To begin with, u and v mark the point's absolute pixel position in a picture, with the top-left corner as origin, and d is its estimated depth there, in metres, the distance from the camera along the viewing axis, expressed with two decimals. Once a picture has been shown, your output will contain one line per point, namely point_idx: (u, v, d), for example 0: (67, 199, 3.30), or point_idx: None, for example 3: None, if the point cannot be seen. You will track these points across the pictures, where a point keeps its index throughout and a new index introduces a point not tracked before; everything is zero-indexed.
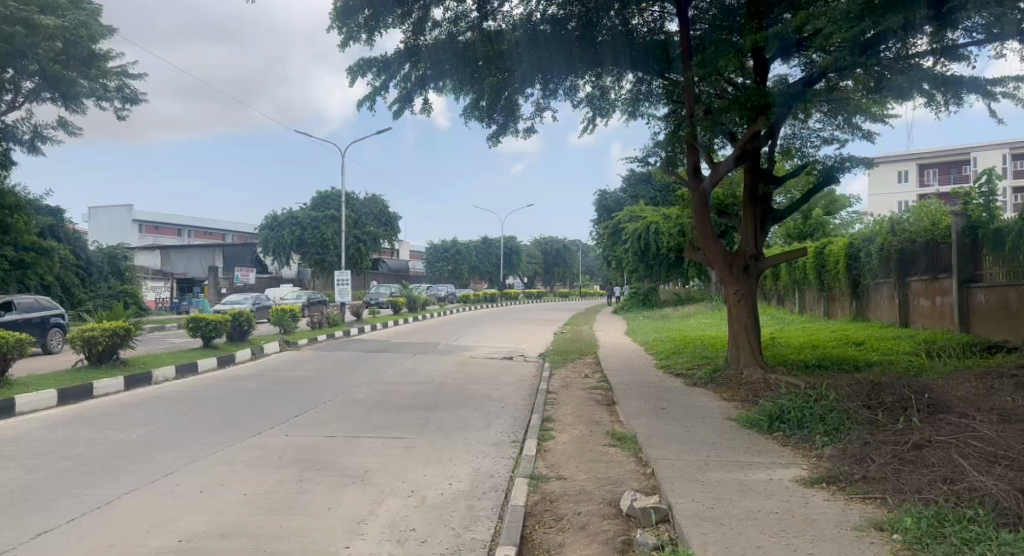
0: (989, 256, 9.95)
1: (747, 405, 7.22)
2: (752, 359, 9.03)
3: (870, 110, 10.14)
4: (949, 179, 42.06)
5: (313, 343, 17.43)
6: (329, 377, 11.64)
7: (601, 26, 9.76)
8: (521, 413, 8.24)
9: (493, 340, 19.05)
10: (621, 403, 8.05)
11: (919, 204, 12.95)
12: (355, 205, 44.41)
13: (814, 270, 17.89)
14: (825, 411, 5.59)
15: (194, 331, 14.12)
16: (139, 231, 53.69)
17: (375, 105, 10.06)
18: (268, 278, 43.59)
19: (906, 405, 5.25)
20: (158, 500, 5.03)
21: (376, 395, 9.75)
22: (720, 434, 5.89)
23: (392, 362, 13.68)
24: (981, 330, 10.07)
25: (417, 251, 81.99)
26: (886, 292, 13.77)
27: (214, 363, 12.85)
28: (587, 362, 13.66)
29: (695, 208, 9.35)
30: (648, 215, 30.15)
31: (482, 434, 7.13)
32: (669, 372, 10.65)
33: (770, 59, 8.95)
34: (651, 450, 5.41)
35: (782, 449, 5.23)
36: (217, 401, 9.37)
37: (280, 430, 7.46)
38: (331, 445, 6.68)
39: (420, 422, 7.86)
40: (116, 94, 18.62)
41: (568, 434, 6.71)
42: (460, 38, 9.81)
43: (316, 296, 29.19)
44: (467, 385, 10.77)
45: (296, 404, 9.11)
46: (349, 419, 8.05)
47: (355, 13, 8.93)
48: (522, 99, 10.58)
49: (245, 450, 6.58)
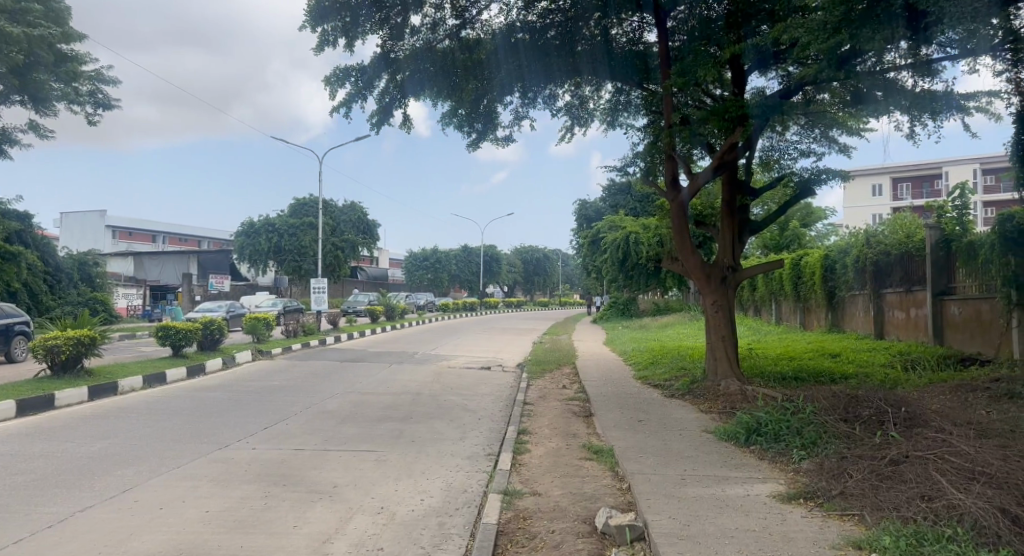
0: (962, 269, 10.08)
1: (724, 417, 7.17)
2: (729, 370, 8.99)
3: (846, 123, 10.24)
4: (921, 193, 43.05)
5: (288, 352, 17.09)
6: (302, 387, 11.37)
7: (580, 36, 9.74)
8: (496, 425, 8.09)
9: (471, 349, 18.89)
10: (598, 414, 7.95)
11: (894, 217, 13.11)
12: (334, 213, 44.03)
13: (790, 281, 18.05)
14: (801, 424, 5.54)
15: (164, 339, 13.74)
16: (112, 237, 52.64)
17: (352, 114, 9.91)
18: (244, 286, 42.91)
19: (883, 419, 5.21)
20: (114, 517, 4.78)
21: (350, 406, 9.53)
22: (697, 447, 5.80)
23: (368, 372, 13.45)
24: (955, 342, 10.19)
25: (397, 260, 81.48)
26: (862, 304, 13.89)
27: (183, 372, 12.49)
28: (565, 372, 13.55)
29: (673, 219, 9.31)
30: (627, 225, 30.24)
31: (457, 447, 6.97)
32: (647, 383, 10.58)
33: (748, 71, 8.99)
34: (628, 464, 5.30)
35: (758, 463, 5.15)
36: (184, 412, 9.08)
37: (247, 444, 7.21)
38: (300, 459, 6.47)
39: (393, 435, 7.66)
40: (89, 98, 18.21)
41: (543, 447, 6.58)
42: (438, 45, 9.74)
43: (292, 304, 28.76)
44: (444, 396, 10.60)
45: (265, 416, 8.86)
46: (320, 432, 7.83)
47: (332, 18, 8.76)
48: (501, 107, 10.52)
49: (210, 464, 6.34)
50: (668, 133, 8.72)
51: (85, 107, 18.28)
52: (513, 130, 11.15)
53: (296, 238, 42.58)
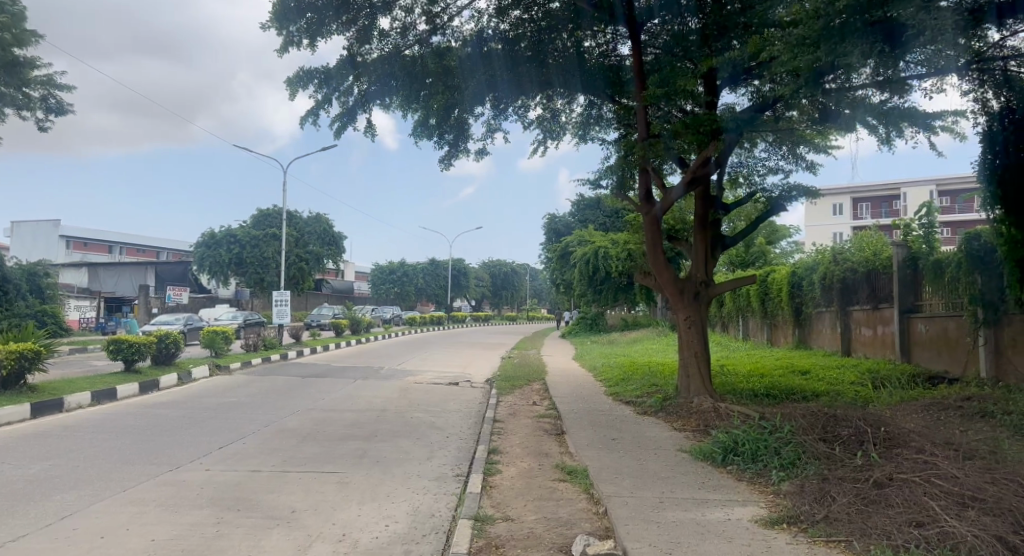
0: (928, 287, 10.25)
1: (699, 435, 7.03)
2: (702, 387, 8.89)
3: (814, 140, 10.37)
4: (880, 213, 44.56)
5: (248, 367, 16.48)
6: (261, 404, 10.87)
7: (552, 47, 9.68)
8: (466, 444, 7.81)
9: (438, 364, 18.53)
10: (571, 433, 7.74)
11: (859, 235, 13.34)
12: (299, 224, 43.22)
13: (757, 297, 18.24)
14: (780, 445, 5.42)
15: (116, 354, 13.06)
16: (66, 247, 50.69)
17: (317, 121, 9.61)
18: (203, 298, 41.63)
19: (862, 439, 5.13)
20: (50, 546, 4.35)
21: (312, 424, 9.12)
22: (673, 467, 5.63)
23: (332, 388, 13.00)
24: (921, 359, 10.33)
25: (363, 273, 80.46)
26: (829, 321, 14.07)
27: (135, 388, 11.85)
28: (535, 388, 13.31)
29: (646, 234, 9.22)
30: (596, 240, 30.31)
31: (424, 468, 6.67)
32: (620, 400, 10.42)
33: (719, 85, 9.01)
34: (604, 486, 5.09)
35: (736, 484, 4.99)
36: (134, 431, 8.53)
37: (201, 465, 6.77)
38: (257, 482, 6.08)
39: (357, 454, 7.31)
40: (40, 103, 17.44)
41: (515, 468, 6.33)
42: (407, 51, 9.53)
43: (254, 316, 27.94)
44: (410, 413, 10.26)
45: (221, 434, 8.41)
46: (279, 452, 7.42)
47: (296, 17, 8.46)
48: (471, 119, 10.34)
49: (159, 487, 5.90)
50: (642, 146, 8.67)
51: (36, 112, 17.49)
52: (484, 141, 10.98)
53: (259, 250, 41.59)
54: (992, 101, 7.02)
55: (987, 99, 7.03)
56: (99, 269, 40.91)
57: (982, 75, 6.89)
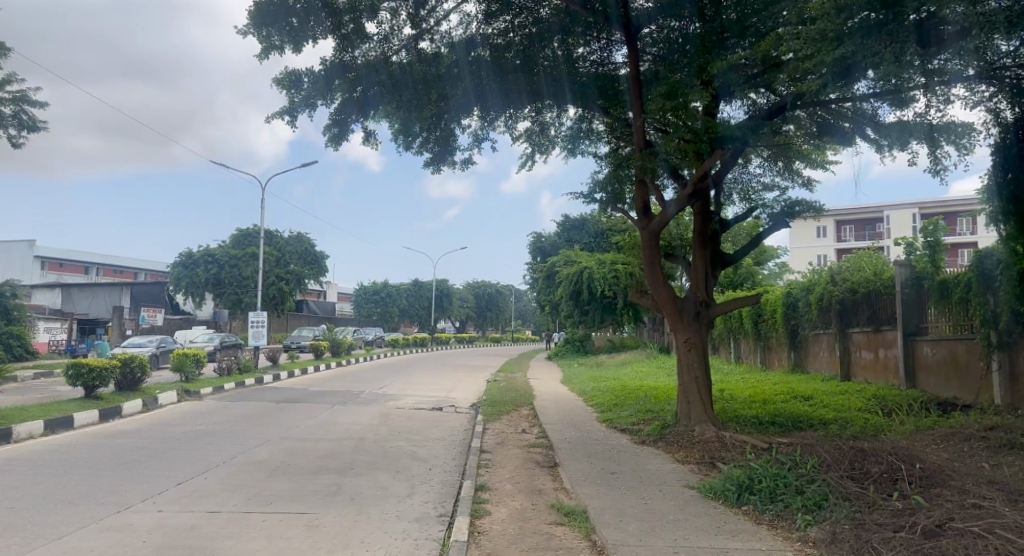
0: (935, 309, 9.84)
1: (705, 469, 6.47)
2: (704, 414, 8.33)
3: (810, 155, 10.05)
4: (864, 236, 45.01)
5: (220, 392, 15.64)
6: (230, 433, 10.11)
7: (543, 55, 9.27)
8: (450, 479, 7.16)
9: (421, 388, 17.79)
10: (565, 465, 7.13)
11: (856, 255, 13.00)
12: (280, 244, 42.40)
13: (749, 318, 17.82)
14: (802, 483, 4.86)
15: (74, 379, 12.20)
16: (41, 268, 49.24)
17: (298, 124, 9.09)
18: (179, 319, 40.36)
19: (896, 477, 4.63)
20: None
21: (282, 456, 8.39)
22: (682, 509, 5.02)
23: (308, 415, 12.22)
24: (927, 384, 9.92)
25: (345, 294, 79.40)
26: (826, 343, 13.66)
27: (93, 417, 11.00)
28: (523, 414, 12.66)
29: (643, 249, 8.68)
30: (583, 261, 29.83)
31: (403, 507, 5.99)
32: (614, 427, 9.81)
33: (720, 97, 8.64)
34: (608, 533, 4.48)
35: (756, 529, 4.40)
36: (85, 465, 7.74)
37: (154, 505, 6.04)
38: (214, 526, 5.38)
39: (330, 491, 6.62)
40: (12, 120, 16.64)
41: (505, 508, 5.71)
42: (393, 57, 8.99)
43: (230, 338, 26.95)
44: (390, 441, 9.58)
45: (182, 468, 7.66)
46: (243, 489, 6.69)
47: (277, 21, 7.95)
48: (458, 129, 9.89)
49: (101, 534, 5.18)
50: (639, 156, 8.20)
51: (7, 129, 16.67)
52: (471, 153, 10.50)
53: (238, 270, 40.46)
54: (1006, 111, 6.76)
55: (1001, 109, 6.75)
56: (73, 289, 39.67)
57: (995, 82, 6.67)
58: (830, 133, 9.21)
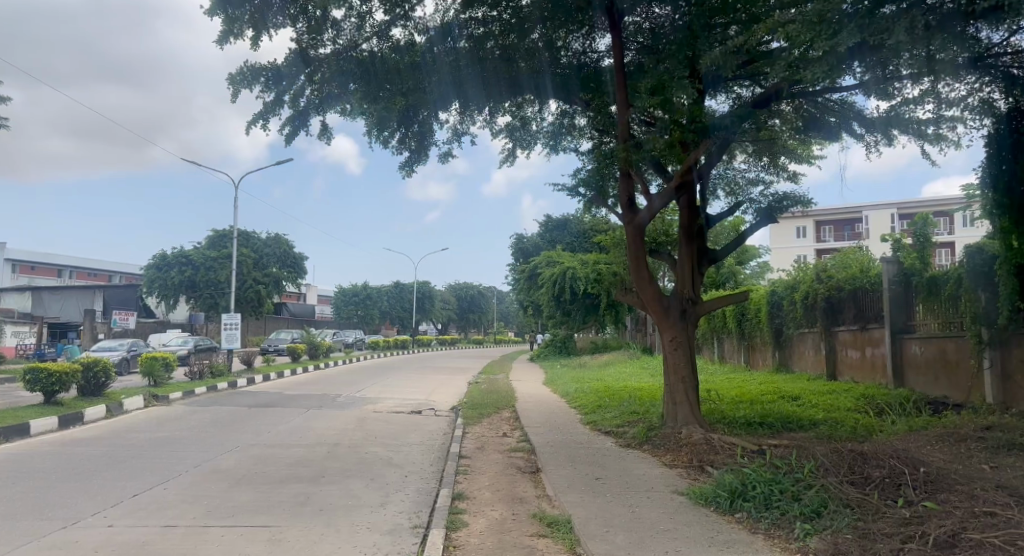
0: (923, 307, 9.69)
1: (693, 474, 6.17)
2: (692, 415, 8.05)
3: (796, 150, 9.84)
4: (843, 236, 45.50)
5: (191, 397, 15.06)
6: (196, 439, 9.62)
7: (524, 45, 8.82)
8: (427, 487, 6.79)
9: (400, 391, 17.39)
10: (546, 471, 6.81)
11: (842, 252, 12.85)
12: (259, 246, 41.79)
13: (733, 318, 17.70)
14: (799, 488, 4.58)
15: (32, 383, 11.59)
16: (10, 271, 47.95)
17: (266, 122, 8.63)
18: (152, 322, 39.31)
19: (899, 482, 4.36)
20: None
21: (248, 464, 7.94)
22: (672, 517, 4.71)
23: (281, 419, 11.77)
24: (916, 383, 9.76)
25: (325, 297, 78.47)
26: (812, 343, 13.51)
27: (50, 424, 10.40)
28: (504, 417, 12.32)
29: (628, 245, 8.36)
30: (565, 262, 29.54)
31: (376, 517, 5.63)
32: (598, 430, 9.49)
33: (703, 88, 8.36)
34: (595, 545, 4.14)
35: (751, 539, 4.10)
36: (35, 477, 7.22)
37: (105, 519, 5.59)
38: (168, 541, 4.95)
39: (298, 501, 6.21)
40: None
41: (484, 518, 5.36)
42: (363, 46, 8.58)
43: (204, 341, 26.22)
44: (365, 447, 9.18)
45: (141, 478, 7.19)
46: (204, 500, 6.25)
47: (238, 5, 7.35)
48: (436, 123, 9.61)
49: (41, 552, 4.72)
50: (622, 149, 7.88)
51: None
52: (450, 147, 10.16)
53: (214, 273, 39.53)
54: (999, 101, 6.59)
55: (994, 99, 6.56)
56: (42, 291, 38.51)
57: (987, 72, 6.37)
58: (816, 127, 8.97)
